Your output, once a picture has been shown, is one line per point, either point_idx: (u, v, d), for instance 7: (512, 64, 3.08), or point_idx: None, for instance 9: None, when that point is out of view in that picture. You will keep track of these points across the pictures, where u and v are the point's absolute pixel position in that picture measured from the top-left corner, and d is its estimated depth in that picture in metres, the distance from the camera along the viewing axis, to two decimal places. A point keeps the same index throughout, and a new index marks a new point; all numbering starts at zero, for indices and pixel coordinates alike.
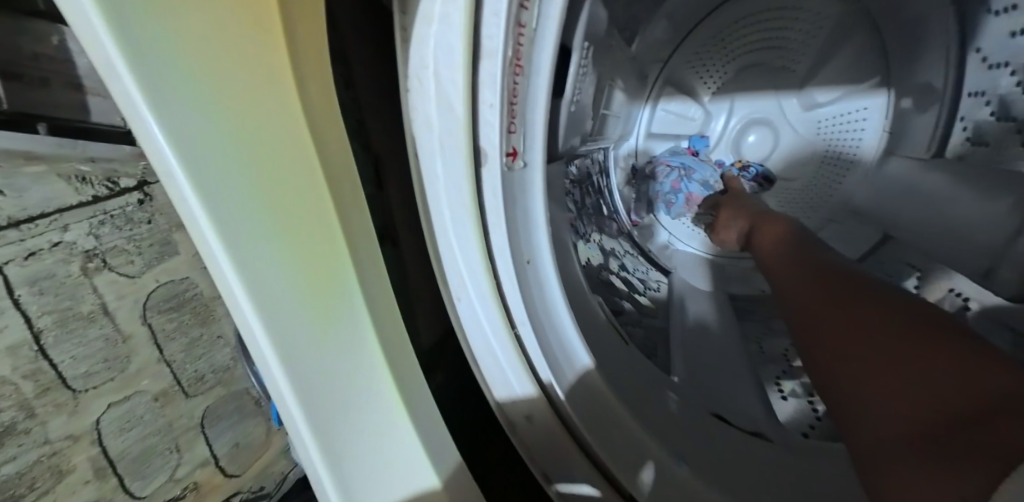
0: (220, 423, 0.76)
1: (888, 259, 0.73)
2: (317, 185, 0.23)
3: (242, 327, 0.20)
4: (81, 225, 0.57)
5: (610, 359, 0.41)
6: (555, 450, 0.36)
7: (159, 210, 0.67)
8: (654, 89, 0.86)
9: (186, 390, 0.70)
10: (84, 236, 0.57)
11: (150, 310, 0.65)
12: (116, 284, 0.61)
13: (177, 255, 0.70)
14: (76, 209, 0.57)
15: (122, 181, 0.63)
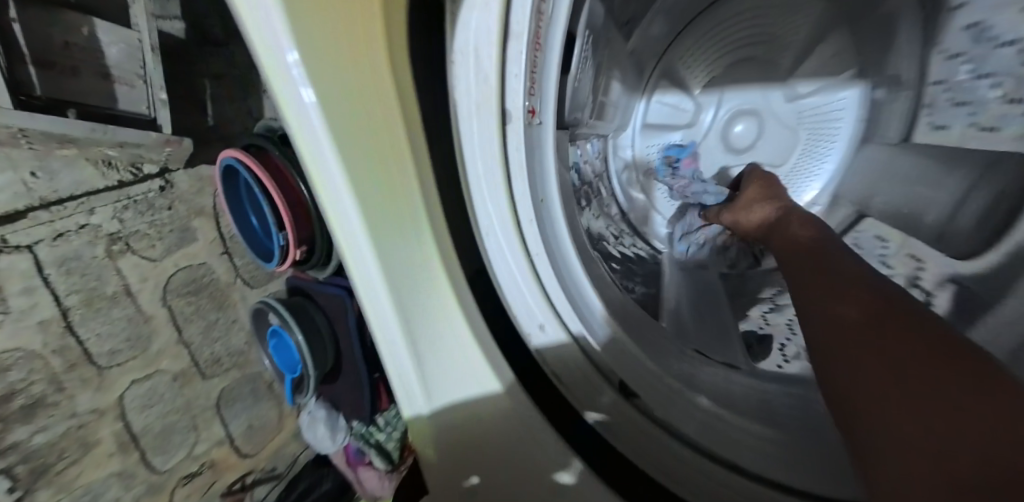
0: (236, 405, 0.79)
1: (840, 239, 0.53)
2: (406, 76, 0.21)
3: (341, 216, 0.21)
4: (105, 209, 0.59)
5: (652, 336, 0.34)
6: (585, 379, 0.29)
7: (179, 197, 0.68)
8: (652, 76, 0.60)
9: (204, 371, 0.73)
10: (109, 220, 0.60)
11: (168, 295, 0.67)
12: (140, 269, 0.64)
13: (197, 241, 0.72)
14: (102, 194, 0.59)
15: (146, 167, 0.63)
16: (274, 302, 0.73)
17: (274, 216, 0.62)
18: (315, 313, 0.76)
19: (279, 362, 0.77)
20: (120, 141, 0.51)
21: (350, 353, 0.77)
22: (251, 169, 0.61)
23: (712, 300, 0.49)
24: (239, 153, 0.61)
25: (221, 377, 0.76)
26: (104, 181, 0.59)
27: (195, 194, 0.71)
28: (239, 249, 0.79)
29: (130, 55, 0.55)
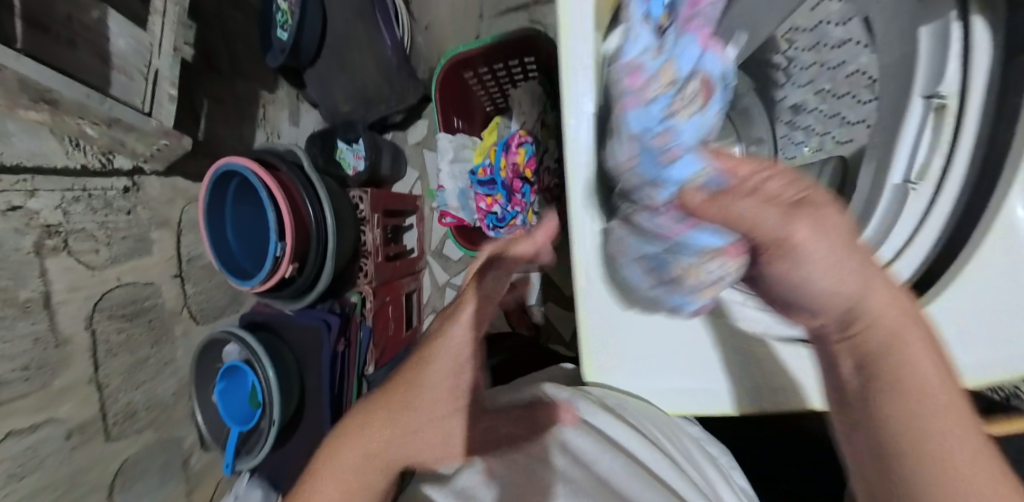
0: (136, 483, 0.65)
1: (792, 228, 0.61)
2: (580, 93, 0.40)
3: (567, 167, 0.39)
4: (53, 196, 0.47)
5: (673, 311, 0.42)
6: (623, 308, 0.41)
7: (142, 201, 0.60)
8: None
9: (110, 429, 0.59)
10: (52, 208, 0.47)
11: (97, 317, 0.55)
12: (69, 278, 0.50)
13: (150, 256, 0.62)
14: (57, 177, 0.48)
15: (117, 159, 0.54)
16: (242, 334, 0.72)
17: (278, 228, 0.67)
18: (285, 352, 0.78)
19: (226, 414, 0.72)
20: (113, 118, 0.44)
21: (318, 390, 0.79)
22: (269, 187, 0.66)
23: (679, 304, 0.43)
24: (246, 162, 0.63)
25: (129, 440, 0.63)
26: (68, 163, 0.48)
27: (163, 204, 0.64)
28: (192, 276, 0.72)
29: (136, 50, 0.52)
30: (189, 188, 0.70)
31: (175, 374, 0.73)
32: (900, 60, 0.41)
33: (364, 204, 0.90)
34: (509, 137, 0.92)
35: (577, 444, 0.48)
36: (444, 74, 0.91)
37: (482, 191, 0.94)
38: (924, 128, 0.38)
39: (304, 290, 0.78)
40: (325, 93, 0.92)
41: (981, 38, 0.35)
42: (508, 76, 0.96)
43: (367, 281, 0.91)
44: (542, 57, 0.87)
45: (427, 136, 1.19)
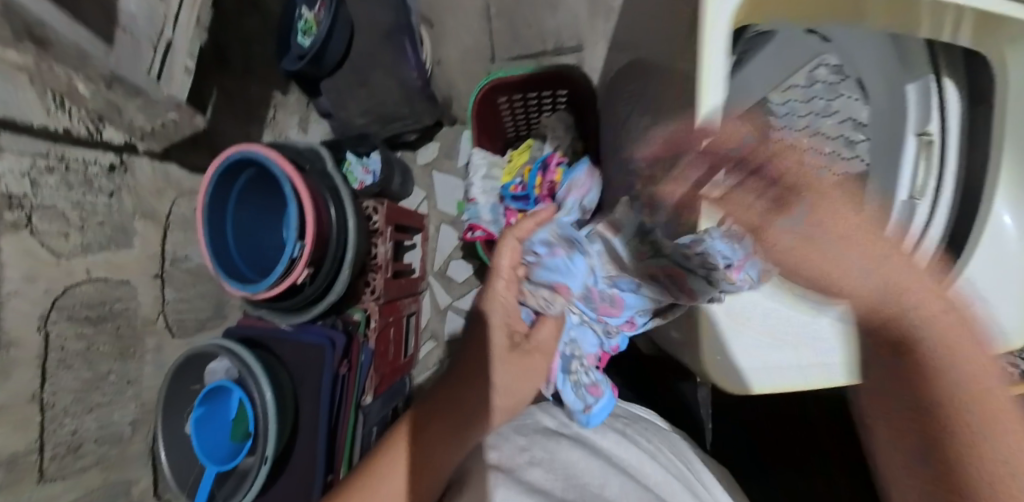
0: None
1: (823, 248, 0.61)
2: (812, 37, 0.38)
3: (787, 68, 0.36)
4: (20, 162, 0.40)
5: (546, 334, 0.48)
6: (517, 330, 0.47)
7: (128, 183, 0.54)
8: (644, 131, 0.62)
9: (43, 467, 0.47)
10: (14, 175, 0.39)
11: (55, 317, 0.45)
12: (25, 266, 0.41)
13: (130, 250, 0.55)
14: (29, 140, 0.41)
15: (106, 131, 0.49)
16: (239, 349, 0.66)
17: (298, 228, 0.64)
18: (280, 372, 0.71)
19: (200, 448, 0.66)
20: (116, 75, 0.43)
21: (315, 414, 0.72)
22: (295, 184, 0.64)
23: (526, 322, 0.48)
24: (275, 154, 0.62)
25: (69, 482, 0.51)
26: (48, 124, 0.42)
27: (152, 194, 0.58)
28: (173, 280, 0.64)
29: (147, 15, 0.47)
30: (181, 180, 0.64)
31: (136, 398, 0.62)
32: (890, 111, 0.51)
33: (377, 216, 0.86)
34: (544, 157, 0.92)
35: (550, 446, 0.44)
36: (480, 101, 0.90)
37: (514, 205, 0.93)
38: (918, 163, 0.47)
39: (308, 301, 0.75)
40: (339, 106, 0.87)
41: (952, 98, 0.44)
42: (537, 107, 0.98)
43: (373, 298, 0.87)
44: (576, 93, 0.91)
45: (436, 157, 1.15)
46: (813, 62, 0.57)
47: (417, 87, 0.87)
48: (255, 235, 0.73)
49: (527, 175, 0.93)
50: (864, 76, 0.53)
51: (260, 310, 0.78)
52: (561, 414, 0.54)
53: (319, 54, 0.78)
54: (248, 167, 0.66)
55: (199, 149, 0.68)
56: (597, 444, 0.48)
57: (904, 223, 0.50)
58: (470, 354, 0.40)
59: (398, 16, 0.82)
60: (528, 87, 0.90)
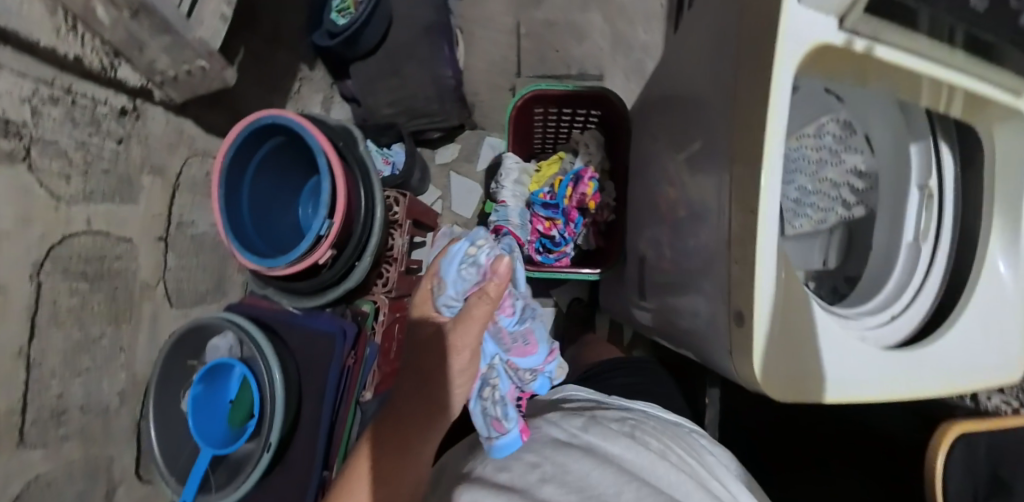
0: None
1: (836, 279, 0.59)
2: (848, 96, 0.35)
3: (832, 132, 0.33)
4: (23, 85, 0.38)
5: (464, 336, 0.33)
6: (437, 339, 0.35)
7: (138, 132, 0.53)
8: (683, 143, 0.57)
9: (26, 433, 0.44)
10: (18, 106, 0.37)
11: (49, 267, 0.44)
12: (19, 207, 0.39)
13: (132, 207, 0.54)
14: (37, 64, 0.40)
15: (120, 71, 0.48)
16: (246, 328, 0.65)
17: (329, 204, 0.62)
18: (288, 361, 0.70)
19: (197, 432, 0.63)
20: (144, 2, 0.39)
21: (317, 406, 0.70)
22: (328, 157, 0.62)
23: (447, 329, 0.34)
24: (310, 125, 0.60)
25: (49, 450, 0.48)
26: (56, 46, 0.40)
27: (163, 147, 0.57)
28: (176, 246, 0.63)
29: None
30: (195, 137, 0.64)
31: (126, 368, 0.59)
32: (892, 170, 0.53)
33: (397, 208, 0.83)
34: (577, 168, 0.85)
35: (560, 457, 0.38)
36: (517, 110, 0.84)
37: (542, 213, 0.85)
38: (923, 210, 0.50)
39: (323, 286, 0.72)
40: (367, 92, 0.87)
41: (948, 160, 0.48)
42: (569, 123, 0.92)
43: (384, 291, 0.84)
44: (612, 114, 0.85)
45: (456, 159, 1.09)
46: (824, 119, 0.55)
47: (450, 85, 0.88)
48: (272, 211, 0.71)
49: (557, 185, 0.85)
50: (876, 134, 0.54)
51: (268, 288, 0.74)
52: (570, 422, 0.47)
53: (355, 35, 0.77)
54: (275, 134, 0.64)
55: (221, 109, 0.67)
56: (607, 451, 0.41)
57: (913, 262, 0.50)
58: (419, 369, 0.35)
59: (439, 15, 0.83)
60: (569, 102, 0.85)
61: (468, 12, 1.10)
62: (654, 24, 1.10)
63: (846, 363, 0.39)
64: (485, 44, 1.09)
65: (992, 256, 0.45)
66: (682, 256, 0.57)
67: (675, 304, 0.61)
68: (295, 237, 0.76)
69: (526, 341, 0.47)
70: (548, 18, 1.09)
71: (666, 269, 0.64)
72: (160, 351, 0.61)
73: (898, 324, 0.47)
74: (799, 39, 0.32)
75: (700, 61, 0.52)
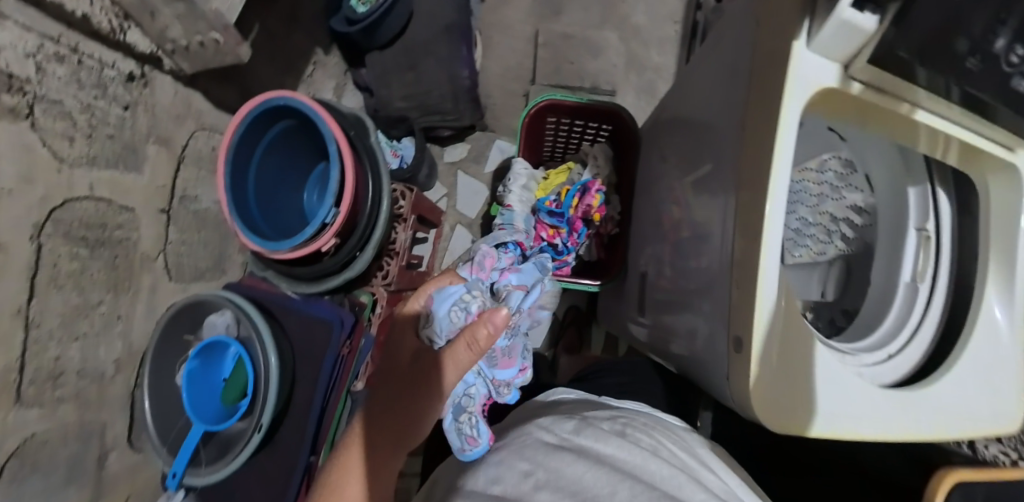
0: (33, 477, 0.48)
1: (830, 310, 0.58)
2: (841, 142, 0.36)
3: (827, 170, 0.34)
4: (27, 39, 0.39)
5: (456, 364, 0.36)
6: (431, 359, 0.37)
7: (145, 99, 0.54)
8: (694, 155, 0.54)
9: (24, 391, 0.45)
10: (21, 61, 0.38)
11: (50, 229, 0.45)
12: (19, 165, 0.40)
13: (137, 176, 0.55)
14: (43, 19, 0.41)
15: (130, 36, 0.50)
16: (244, 306, 0.66)
17: (337, 192, 0.62)
18: (284, 345, 0.70)
19: (190, 406, 0.63)
20: None
21: (310, 393, 0.70)
22: (339, 145, 0.62)
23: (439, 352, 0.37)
24: (323, 112, 0.60)
25: (45, 410, 0.49)
26: (65, 2, 0.41)
27: (169, 119, 0.59)
28: (178, 219, 0.64)
29: None
30: (203, 111, 0.65)
31: (123, 337, 0.60)
32: (890, 209, 0.52)
33: (403, 201, 0.83)
34: (585, 180, 0.82)
35: (554, 462, 0.36)
36: (530, 117, 0.82)
37: (547, 220, 0.83)
38: (918, 253, 0.48)
39: (324, 274, 0.71)
40: (381, 84, 0.86)
41: (944, 205, 0.48)
42: (579, 136, 0.89)
43: (384, 284, 0.81)
44: (622, 130, 0.83)
45: (464, 159, 1.07)
46: (827, 155, 0.54)
47: (466, 86, 0.87)
48: (278, 195, 0.72)
49: (564, 194, 0.83)
50: (875, 173, 0.53)
51: (267, 271, 0.74)
52: (561, 426, 0.45)
53: (374, 26, 0.76)
54: (286, 117, 0.64)
55: (228, 86, 0.69)
56: (603, 451, 0.39)
57: (910, 304, 0.49)
58: (408, 382, 0.36)
59: (461, 14, 0.83)
60: (584, 115, 0.82)
61: (488, 16, 1.10)
62: (667, 47, 1.10)
63: (841, 396, 0.37)
64: (502, 49, 1.09)
65: (989, 303, 0.44)
66: (685, 276, 0.54)
67: (674, 323, 0.58)
68: (298, 221, 0.76)
69: (509, 354, 0.55)
70: (567, 30, 1.10)
71: (666, 287, 0.61)
72: (163, 321, 0.62)
73: (897, 363, 0.46)
74: (805, 81, 0.33)
75: (717, 68, 0.50)
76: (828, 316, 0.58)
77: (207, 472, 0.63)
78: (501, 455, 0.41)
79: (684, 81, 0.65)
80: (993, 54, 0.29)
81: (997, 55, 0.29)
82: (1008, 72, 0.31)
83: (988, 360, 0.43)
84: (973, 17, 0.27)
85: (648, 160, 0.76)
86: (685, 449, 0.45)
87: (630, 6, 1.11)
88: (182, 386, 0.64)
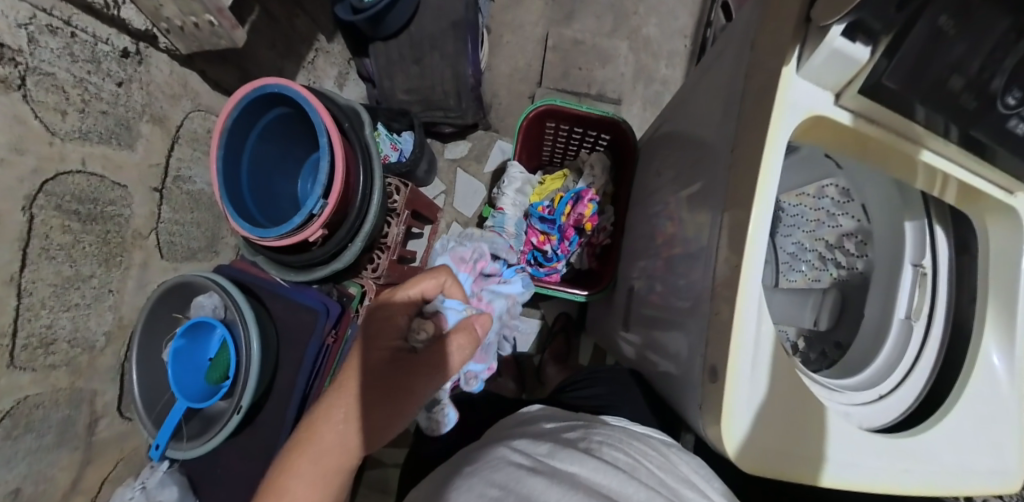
0: (23, 441, 0.49)
1: (819, 342, 0.59)
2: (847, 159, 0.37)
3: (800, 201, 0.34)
4: (20, 9, 0.39)
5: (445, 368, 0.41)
6: (431, 363, 0.40)
7: (140, 77, 0.55)
8: (691, 173, 0.53)
9: (17, 357, 0.47)
10: (13, 30, 0.38)
11: (42, 202, 0.45)
12: (11, 135, 0.40)
13: (129, 152, 0.56)
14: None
15: (125, 13, 0.50)
16: (229, 290, 0.66)
17: (326, 183, 0.62)
18: (269, 328, 0.71)
19: (174, 382, 0.63)
20: None
21: (292, 378, 0.71)
22: (330, 136, 0.62)
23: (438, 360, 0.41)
24: (316, 101, 0.60)
25: (37, 376, 0.50)
26: None
27: (164, 97, 0.60)
28: (171, 197, 0.65)
29: None
30: (199, 92, 0.67)
31: (113, 310, 0.61)
32: (885, 242, 0.51)
33: (397, 196, 0.83)
34: (580, 187, 0.80)
35: (526, 485, 0.34)
36: (527, 121, 0.80)
37: (539, 226, 0.83)
38: (915, 291, 0.46)
39: (312, 264, 0.71)
40: (385, 75, 0.86)
41: (941, 241, 0.47)
42: (577, 144, 0.88)
43: (373, 277, 0.82)
44: (621, 141, 0.82)
45: (466, 157, 1.07)
46: (824, 182, 0.55)
47: (470, 84, 0.86)
48: (272, 181, 0.72)
49: (557, 201, 0.82)
50: (872, 204, 0.52)
51: (258, 256, 0.73)
52: (536, 449, 0.43)
53: (378, 16, 0.75)
54: (282, 104, 0.65)
55: (228, 68, 0.69)
56: (573, 472, 0.37)
57: (902, 344, 0.47)
58: (405, 381, 0.38)
59: (469, 10, 0.81)
60: (583, 122, 0.80)
61: (499, 15, 1.09)
62: (677, 60, 1.09)
63: (816, 439, 0.36)
64: (511, 49, 1.08)
65: (988, 352, 0.42)
66: (672, 296, 0.52)
67: (658, 341, 0.57)
68: (292, 208, 0.76)
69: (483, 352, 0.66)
70: (577, 37, 1.08)
71: (654, 304, 0.60)
72: (153, 295, 0.63)
73: (888, 404, 0.44)
74: (796, 107, 0.34)
75: (720, 83, 0.48)
76: (816, 348, 0.58)
77: (190, 446, 0.65)
78: (472, 480, 0.38)
79: (686, 93, 0.63)
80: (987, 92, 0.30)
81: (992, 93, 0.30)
82: (1006, 114, 0.31)
83: (989, 409, 0.41)
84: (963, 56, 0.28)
85: (645, 173, 0.75)
86: (669, 472, 0.43)
87: (642, 17, 1.09)
88: (168, 362, 0.65)
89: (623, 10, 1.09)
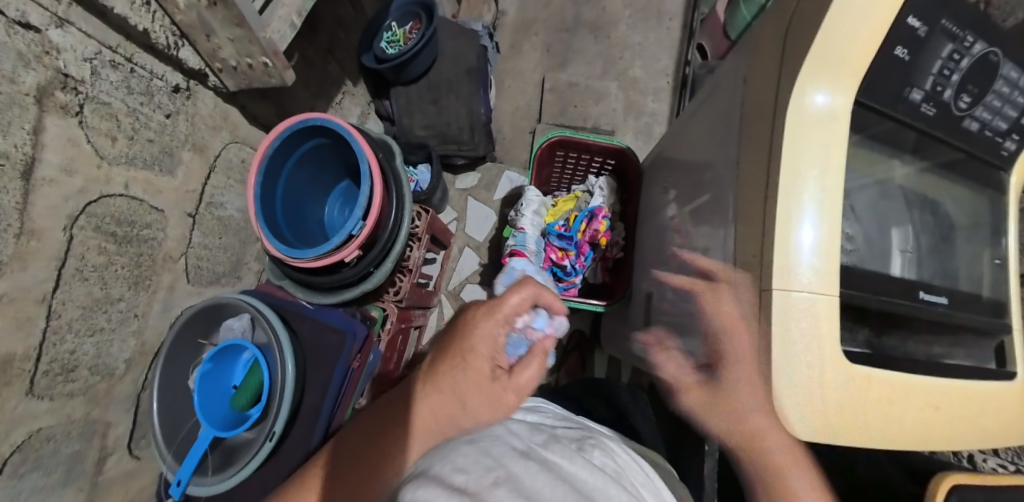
0: (31, 473, 0.47)
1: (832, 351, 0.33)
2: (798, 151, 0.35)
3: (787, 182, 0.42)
4: (86, 44, 0.45)
5: (509, 400, 0.40)
6: (498, 391, 0.39)
7: (186, 110, 0.60)
8: (701, 175, 0.53)
9: (37, 379, 0.46)
10: (77, 66, 0.44)
11: (83, 222, 0.48)
12: (63, 156, 0.44)
13: (169, 179, 0.59)
14: (104, 29, 0.47)
15: (182, 54, 0.55)
16: (265, 313, 0.66)
17: (365, 205, 0.64)
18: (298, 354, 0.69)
19: (202, 413, 0.62)
20: None
21: (316, 401, 0.67)
22: (369, 163, 0.64)
23: (506, 386, 0.40)
24: (356, 131, 0.63)
25: (54, 404, 0.49)
26: (127, 15, 0.47)
27: (206, 127, 0.64)
28: (202, 223, 0.68)
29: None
30: (238, 125, 0.71)
31: (137, 334, 0.60)
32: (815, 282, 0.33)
33: (418, 222, 0.84)
34: (593, 206, 0.82)
35: (515, 467, 0.29)
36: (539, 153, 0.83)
37: (556, 243, 0.82)
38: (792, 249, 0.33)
39: (344, 284, 0.71)
40: (405, 112, 0.92)
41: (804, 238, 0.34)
42: (583, 170, 0.90)
43: (394, 300, 0.82)
44: (625, 165, 0.84)
45: (475, 187, 1.09)
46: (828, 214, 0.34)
47: (483, 121, 0.92)
48: (304, 208, 0.75)
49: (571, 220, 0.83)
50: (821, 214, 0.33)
51: (284, 279, 0.76)
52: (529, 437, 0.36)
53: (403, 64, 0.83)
54: (321, 135, 0.68)
55: (266, 103, 0.75)
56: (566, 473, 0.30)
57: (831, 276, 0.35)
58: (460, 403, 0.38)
59: (481, 60, 0.92)
60: (588, 150, 0.83)
61: (502, 63, 1.16)
62: (662, 95, 1.14)
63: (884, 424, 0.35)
64: (514, 91, 1.14)
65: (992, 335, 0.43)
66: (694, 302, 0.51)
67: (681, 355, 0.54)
68: (318, 234, 0.78)
69: None
70: (572, 79, 1.14)
71: (673, 317, 0.57)
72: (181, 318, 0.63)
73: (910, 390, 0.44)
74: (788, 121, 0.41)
75: (727, 89, 0.49)
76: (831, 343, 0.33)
77: (215, 479, 0.60)
78: (460, 443, 0.32)
79: (686, 114, 0.65)
80: (944, 101, 0.38)
81: (948, 103, 0.38)
82: (962, 114, 0.40)
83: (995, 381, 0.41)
84: (987, 70, 0.39)
85: (650, 193, 0.75)
86: (650, 490, 0.38)
87: (628, 61, 1.16)
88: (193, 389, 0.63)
89: (611, 55, 1.16)
